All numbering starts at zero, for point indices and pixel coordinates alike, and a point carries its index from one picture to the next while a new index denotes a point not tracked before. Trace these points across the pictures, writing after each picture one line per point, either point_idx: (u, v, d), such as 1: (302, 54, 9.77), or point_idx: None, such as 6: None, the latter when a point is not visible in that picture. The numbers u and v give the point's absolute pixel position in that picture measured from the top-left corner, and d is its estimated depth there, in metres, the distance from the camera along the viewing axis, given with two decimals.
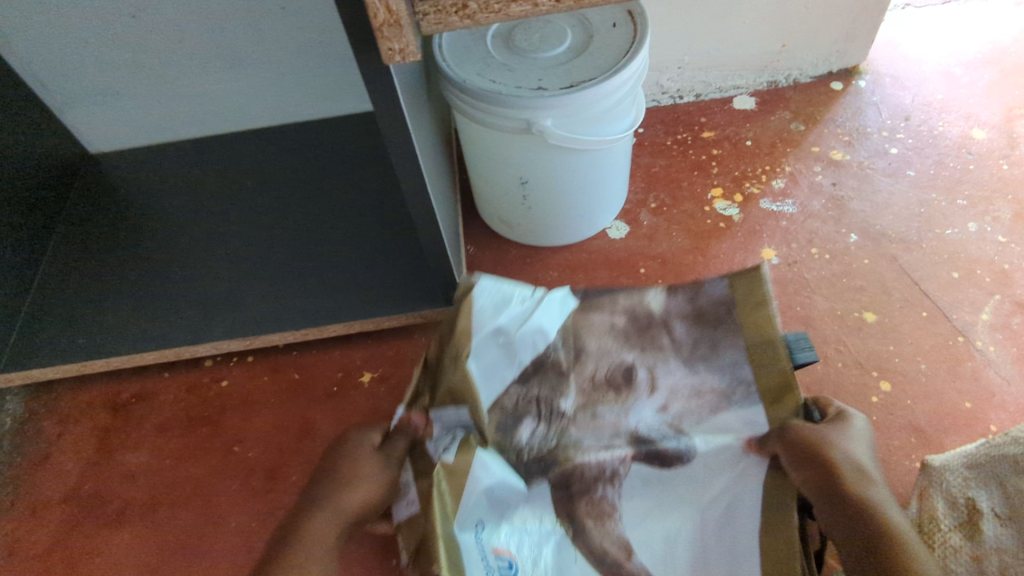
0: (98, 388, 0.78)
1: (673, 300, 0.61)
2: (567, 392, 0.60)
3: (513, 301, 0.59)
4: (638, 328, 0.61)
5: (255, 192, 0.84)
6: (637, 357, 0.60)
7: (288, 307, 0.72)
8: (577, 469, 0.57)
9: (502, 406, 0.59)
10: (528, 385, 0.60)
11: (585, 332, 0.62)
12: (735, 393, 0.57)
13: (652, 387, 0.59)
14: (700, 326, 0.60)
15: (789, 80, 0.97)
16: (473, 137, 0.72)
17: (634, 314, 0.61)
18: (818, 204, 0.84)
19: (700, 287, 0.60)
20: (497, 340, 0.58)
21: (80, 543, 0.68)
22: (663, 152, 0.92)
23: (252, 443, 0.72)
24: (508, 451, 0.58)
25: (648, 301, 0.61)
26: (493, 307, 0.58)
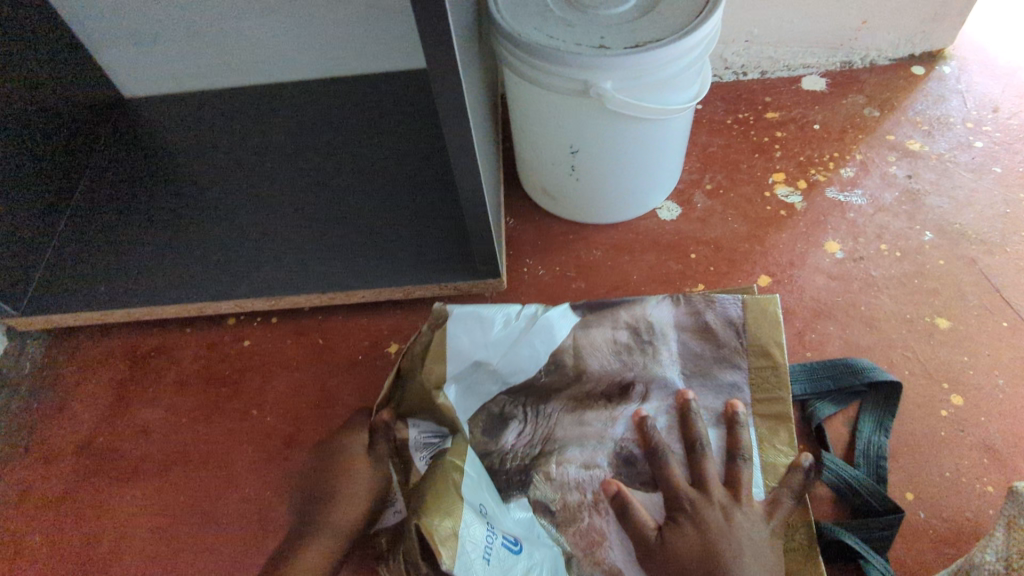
0: (119, 338, 0.76)
1: (677, 314, 0.59)
2: (556, 401, 0.58)
3: (493, 324, 0.55)
4: (639, 345, 0.58)
5: (289, 146, 0.80)
6: (637, 373, 0.58)
7: (316, 269, 0.69)
8: (559, 484, 0.55)
9: (488, 410, 0.57)
10: (516, 394, 0.58)
11: (586, 351, 0.58)
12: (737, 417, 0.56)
13: (646, 400, 0.57)
14: (704, 344, 0.59)
15: (865, 61, 0.90)
16: (523, 99, 0.67)
17: (636, 330, 0.59)
18: (890, 197, 0.78)
19: (711, 303, 0.59)
20: (471, 365, 0.55)
21: (91, 496, 0.66)
22: (722, 131, 0.86)
23: (271, 408, 0.69)
24: (492, 455, 0.56)
25: (651, 316, 0.59)
26: (471, 334, 0.54)
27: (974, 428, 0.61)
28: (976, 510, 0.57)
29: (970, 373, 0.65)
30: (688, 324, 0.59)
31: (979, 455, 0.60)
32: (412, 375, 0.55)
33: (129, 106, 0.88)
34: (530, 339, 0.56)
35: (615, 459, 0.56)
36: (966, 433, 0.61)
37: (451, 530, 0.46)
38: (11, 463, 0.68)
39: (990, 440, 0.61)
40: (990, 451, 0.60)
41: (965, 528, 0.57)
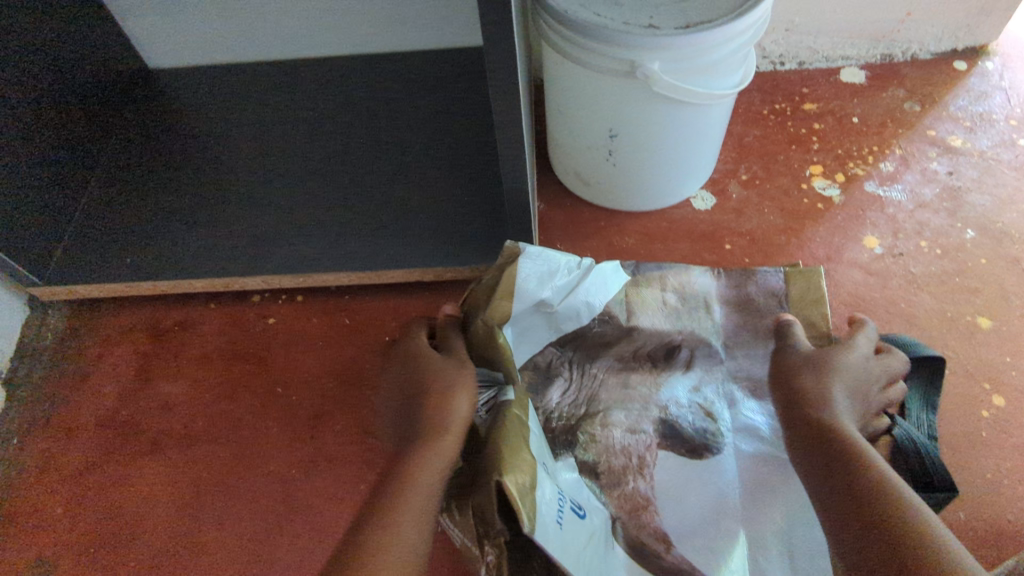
0: (141, 311, 0.75)
1: (719, 286, 0.62)
2: (604, 361, 0.58)
3: (558, 273, 0.54)
4: (686, 307, 0.61)
5: (318, 122, 0.79)
6: (684, 337, 0.60)
7: (346, 247, 0.67)
8: (604, 445, 0.54)
9: (535, 363, 0.57)
10: (566, 348, 0.58)
11: (637, 309, 0.61)
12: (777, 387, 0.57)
13: (689, 367, 0.59)
14: (745, 314, 0.61)
15: (906, 55, 0.88)
16: (564, 79, 0.65)
17: (683, 294, 0.62)
18: (931, 193, 0.76)
19: (754, 276, 0.62)
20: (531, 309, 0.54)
21: (114, 468, 0.65)
22: (758, 121, 0.84)
23: (297, 387, 0.68)
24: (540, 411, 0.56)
25: (694, 282, 0.63)
26: (538, 278, 0.52)
27: (1016, 430, 0.60)
28: (1017, 514, 0.56)
29: (1012, 374, 0.63)
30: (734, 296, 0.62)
31: (1022, 458, 0.59)
32: (474, 316, 0.52)
33: (154, 77, 0.86)
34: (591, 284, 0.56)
35: (659, 426, 0.55)
36: (1008, 435, 0.60)
37: (529, 486, 0.40)
38: (32, 434, 0.67)
39: None
40: None
41: (1006, 531, 0.55)
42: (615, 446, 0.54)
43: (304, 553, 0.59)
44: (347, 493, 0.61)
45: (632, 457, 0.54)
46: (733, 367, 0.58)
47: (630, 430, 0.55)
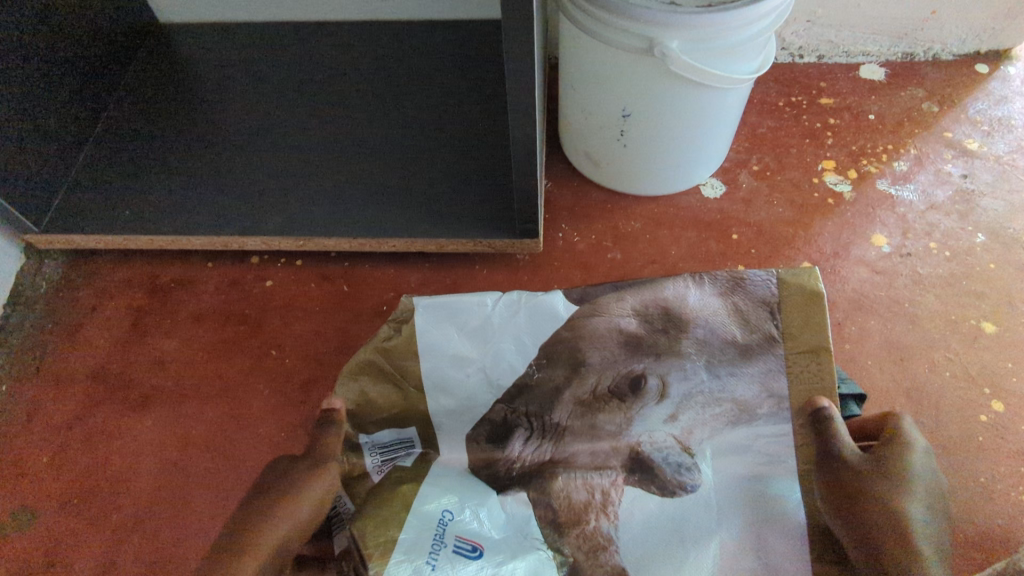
0: (138, 266, 0.74)
1: (701, 290, 0.51)
2: (559, 406, 0.50)
3: (472, 310, 0.50)
4: (650, 330, 0.51)
5: (326, 85, 0.77)
6: (648, 364, 0.50)
7: (348, 213, 0.66)
8: (566, 490, 0.48)
9: (487, 421, 0.51)
10: (512, 404, 0.51)
11: (588, 338, 0.51)
12: (764, 408, 0.47)
13: (664, 394, 0.50)
14: (728, 332, 0.50)
15: (927, 55, 0.86)
16: (580, 56, 0.64)
17: (647, 314, 0.51)
18: (943, 195, 0.75)
19: (738, 279, 0.50)
20: (446, 358, 0.50)
21: (102, 421, 0.64)
22: (773, 113, 0.83)
23: (291, 351, 0.67)
24: (497, 464, 0.50)
25: (665, 296, 0.51)
26: (443, 328, 0.50)
27: (1013, 436, 0.60)
28: (1008, 518, 0.56)
29: (1013, 381, 0.62)
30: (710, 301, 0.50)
31: (1017, 463, 0.58)
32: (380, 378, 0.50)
33: (163, 31, 0.85)
34: (509, 330, 0.51)
35: (628, 462, 0.49)
36: (1005, 440, 0.59)
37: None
38: (23, 381, 0.67)
39: None
40: None
41: (996, 536, 0.55)
42: (574, 492, 0.48)
43: None
44: None
45: (592, 502, 0.48)
46: (719, 389, 0.49)
47: (588, 482, 0.48)
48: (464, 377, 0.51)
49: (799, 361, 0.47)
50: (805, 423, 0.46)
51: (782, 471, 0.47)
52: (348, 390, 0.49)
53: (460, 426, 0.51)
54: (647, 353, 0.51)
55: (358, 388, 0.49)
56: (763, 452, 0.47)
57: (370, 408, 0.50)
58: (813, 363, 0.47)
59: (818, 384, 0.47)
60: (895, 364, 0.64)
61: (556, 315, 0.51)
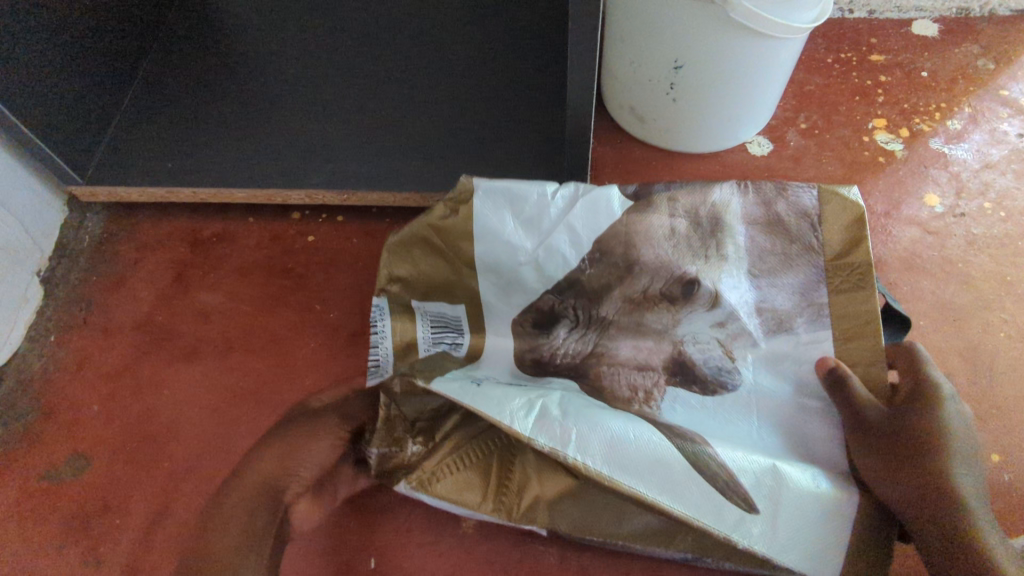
0: (179, 220, 0.74)
1: (743, 203, 0.52)
2: (608, 301, 0.55)
3: (526, 201, 0.53)
4: (702, 233, 0.52)
5: (366, 37, 0.75)
6: (700, 268, 0.52)
7: (393, 165, 0.66)
8: (609, 382, 0.54)
9: (538, 308, 0.57)
10: (563, 295, 0.56)
11: (641, 239, 0.53)
12: (801, 317, 0.51)
13: (714, 300, 0.52)
14: (771, 237, 0.52)
15: (983, 10, 0.83)
16: (632, 3, 0.62)
17: (697, 219, 0.52)
18: (998, 154, 0.73)
19: (782, 192, 0.52)
20: (500, 240, 0.54)
21: (149, 372, 0.65)
22: (820, 70, 0.81)
23: (335, 306, 0.67)
24: (542, 350, 0.56)
25: (715, 203, 0.52)
26: (500, 213, 0.54)
27: None
28: None
29: None
30: (754, 213, 0.52)
31: None
32: (442, 251, 0.56)
33: None
34: (563, 221, 0.53)
35: (670, 364, 0.53)
36: None
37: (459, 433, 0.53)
38: (70, 332, 0.67)
39: None
40: None
41: None
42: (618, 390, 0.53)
43: None
44: None
45: (620, 390, 0.53)
46: (758, 296, 0.52)
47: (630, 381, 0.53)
48: (507, 257, 0.55)
49: (838, 274, 0.50)
50: (839, 337, 0.49)
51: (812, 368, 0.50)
52: (423, 248, 0.56)
53: (508, 311, 0.57)
54: (696, 259, 0.52)
55: (414, 257, 0.56)
56: (802, 358, 0.50)
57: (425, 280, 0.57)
58: (854, 279, 0.50)
59: (856, 300, 0.49)
60: (948, 324, 0.63)
61: (610, 216, 0.53)
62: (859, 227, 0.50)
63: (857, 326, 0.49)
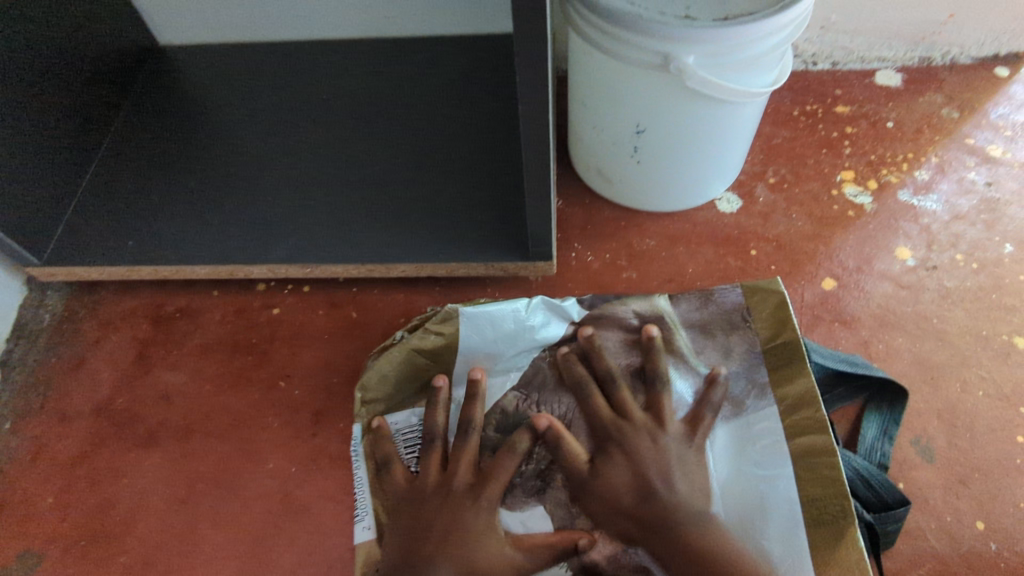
0: (143, 295, 0.72)
1: (680, 301, 0.61)
2: (569, 396, 0.57)
3: (504, 321, 0.60)
4: (647, 330, 0.59)
5: (331, 107, 0.76)
6: (648, 360, 0.57)
7: (356, 238, 0.65)
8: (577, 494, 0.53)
9: (501, 409, 0.58)
10: (527, 391, 0.59)
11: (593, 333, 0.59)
12: (749, 400, 0.56)
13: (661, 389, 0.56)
14: (707, 331, 0.60)
15: (945, 59, 0.84)
16: (591, 71, 0.62)
17: (641, 316, 0.60)
18: (967, 204, 0.73)
19: (710, 296, 0.61)
20: (476, 344, 0.60)
21: (109, 458, 0.63)
22: (787, 122, 0.81)
23: (300, 382, 0.66)
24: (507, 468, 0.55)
25: (655, 302, 0.61)
26: (481, 332, 0.60)
27: None
28: None
29: None
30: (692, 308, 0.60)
31: None
32: (413, 360, 0.59)
33: (164, 54, 0.83)
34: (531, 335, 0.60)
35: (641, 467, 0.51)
36: None
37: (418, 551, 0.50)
38: (26, 418, 0.65)
39: None
40: None
41: None
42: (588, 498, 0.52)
43: (302, 557, 0.57)
44: (346, 495, 0.59)
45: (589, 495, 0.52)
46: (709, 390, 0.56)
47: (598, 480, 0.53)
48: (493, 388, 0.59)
49: (773, 353, 0.57)
50: (785, 409, 0.55)
51: (762, 444, 0.54)
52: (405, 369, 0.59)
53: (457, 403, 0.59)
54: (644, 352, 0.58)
55: (385, 374, 0.59)
56: (756, 437, 0.54)
57: (391, 396, 0.59)
58: (787, 356, 0.57)
59: (792, 373, 0.56)
60: (924, 384, 0.61)
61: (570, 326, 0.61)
62: (784, 312, 0.59)
63: (799, 396, 0.55)
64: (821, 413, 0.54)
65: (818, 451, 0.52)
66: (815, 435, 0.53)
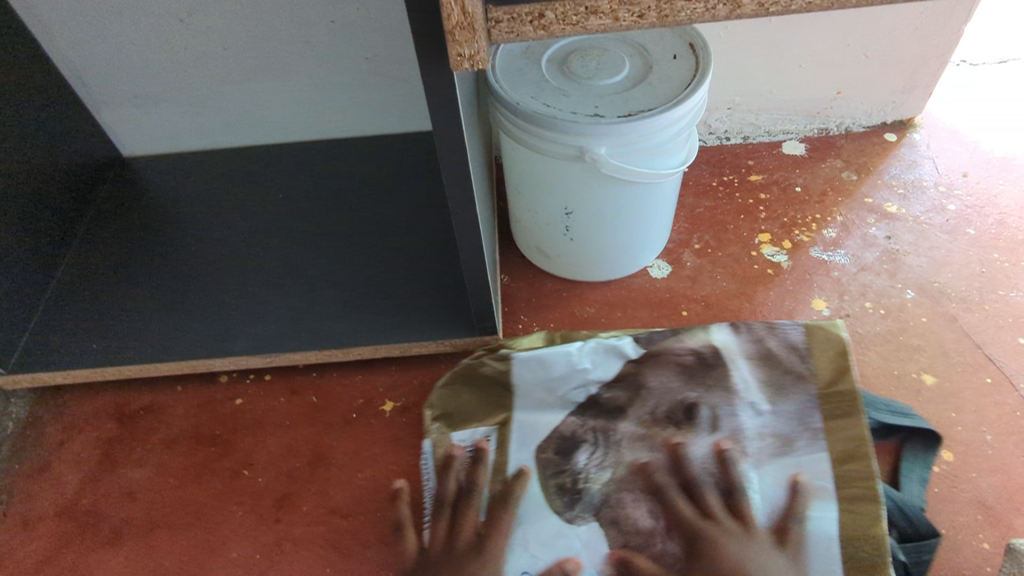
0: (107, 396, 0.75)
1: (739, 340, 0.66)
2: (624, 423, 0.63)
3: (556, 363, 0.65)
4: (703, 368, 0.65)
5: (288, 206, 0.82)
6: (701, 396, 0.63)
7: (313, 326, 0.69)
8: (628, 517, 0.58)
9: (559, 433, 0.63)
10: (584, 416, 0.64)
11: (651, 369, 0.65)
12: (801, 440, 0.60)
13: (714, 425, 0.62)
14: (768, 368, 0.64)
15: (841, 129, 0.94)
16: (520, 163, 0.70)
17: (701, 356, 0.65)
18: (871, 256, 0.80)
19: (773, 328, 0.66)
20: (535, 377, 0.65)
21: (72, 562, 0.63)
22: (707, 193, 0.89)
23: (263, 468, 0.68)
24: (565, 481, 0.61)
25: (716, 340, 0.66)
26: (534, 371, 0.65)
27: (966, 486, 0.62)
28: (973, 568, 0.57)
29: (958, 429, 0.66)
30: (748, 346, 0.65)
31: (973, 512, 0.60)
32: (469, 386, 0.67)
33: (128, 165, 0.89)
34: (584, 371, 0.65)
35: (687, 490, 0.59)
36: (959, 489, 0.62)
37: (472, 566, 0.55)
38: None
39: (982, 496, 0.61)
40: (983, 508, 0.60)
41: None
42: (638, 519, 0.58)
43: None
44: None
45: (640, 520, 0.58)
46: (761, 422, 0.61)
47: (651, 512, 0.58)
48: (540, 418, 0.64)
49: (829, 400, 0.61)
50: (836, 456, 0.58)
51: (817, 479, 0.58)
52: (482, 392, 0.66)
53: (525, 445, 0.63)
54: (696, 387, 0.64)
55: (455, 393, 0.67)
56: (806, 473, 0.58)
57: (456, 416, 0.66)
58: (843, 405, 0.61)
59: (849, 421, 0.60)
60: None
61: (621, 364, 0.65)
62: (842, 358, 0.63)
63: (850, 447, 0.59)
64: (870, 465, 0.57)
65: (860, 497, 0.56)
66: (862, 487, 0.57)
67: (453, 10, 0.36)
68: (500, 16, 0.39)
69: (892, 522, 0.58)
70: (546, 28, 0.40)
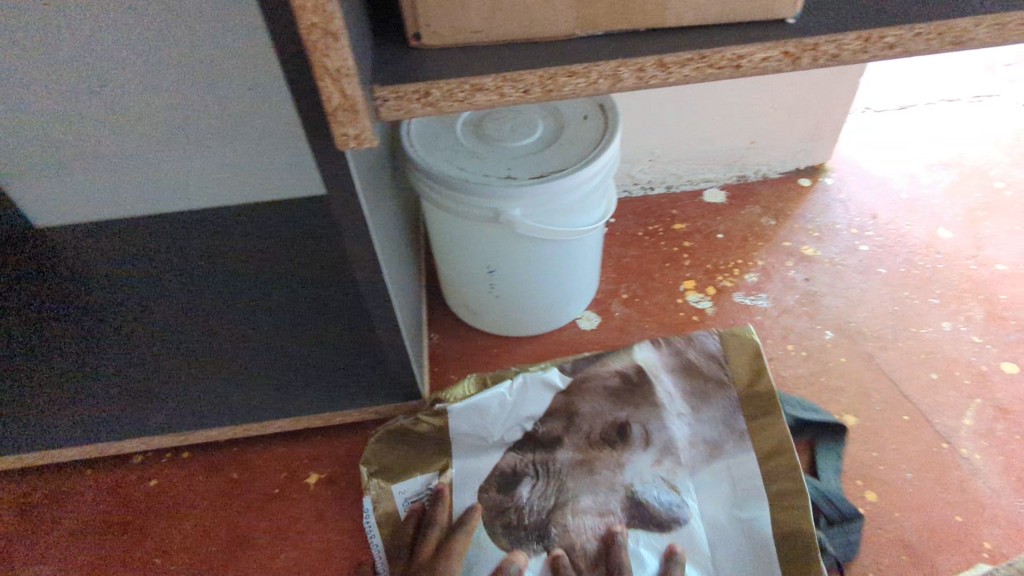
0: (9, 485, 0.70)
1: (660, 356, 0.69)
2: (561, 451, 0.65)
3: (490, 407, 0.65)
4: (629, 388, 0.68)
5: (203, 267, 0.78)
6: (632, 414, 0.67)
7: (230, 399, 0.67)
8: (576, 539, 0.60)
9: (500, 469, 0.64)
10: (522, 450, 0.65)
11: (581, 393, 0.67)
12: (727, 444, 0.64)
13: (647, 442, 0.65)
14: (688, 378, 0.68)
15: (758, 176, 0.98)
16: (439, 225, 0.70)
17: (626, 376, 0.68)
18: (791, 299, 0.83)
19: (691, 340, 0.70)
20: (466, 424, 0.65)
21: None
22: (634, 242, 0.91)
23: (176, 555, 0.64)
24: (510, 516, 0.61)
25: (640, 358, 0.69)
26: (469, 421, 0.65)
27: (890, 526, 0.63)
28: None
29: (880, 469, 0.67)
30: (669, 361, 0.69)
31: (899, 553, 0.61)
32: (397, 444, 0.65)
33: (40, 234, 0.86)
34: (519, 403, 0.66)
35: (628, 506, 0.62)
36: (884, 530, 0.62)
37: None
38: None
39: (907, 536, 0.62)
40: (908, 548, 0.61)
41: None
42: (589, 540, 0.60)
43: None
44: None
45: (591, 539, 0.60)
46: (688, 432, 0.65)
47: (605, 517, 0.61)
48: (482, 459, 0.64)
49: (751, 402, 0.65)
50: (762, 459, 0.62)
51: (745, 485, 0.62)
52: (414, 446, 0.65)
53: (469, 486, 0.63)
54: (626, 407, 0.67)
55: (376, 453, 0.64)
56: (735, 478, 0.62)
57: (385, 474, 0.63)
58: (762, 406, 0.65)
59: (768, 420, 0.64)
60: None
61: (553, 390, 0.67)
62: (756, 362, 0.67)
63: (774, 446, 0.62)
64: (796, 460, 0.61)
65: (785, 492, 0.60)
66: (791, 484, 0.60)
67: (332, 94, 0.36)
68: (386, 95, 0.40)
69: (819, 510, 0.62)
70: (434, 104, 0.41)
